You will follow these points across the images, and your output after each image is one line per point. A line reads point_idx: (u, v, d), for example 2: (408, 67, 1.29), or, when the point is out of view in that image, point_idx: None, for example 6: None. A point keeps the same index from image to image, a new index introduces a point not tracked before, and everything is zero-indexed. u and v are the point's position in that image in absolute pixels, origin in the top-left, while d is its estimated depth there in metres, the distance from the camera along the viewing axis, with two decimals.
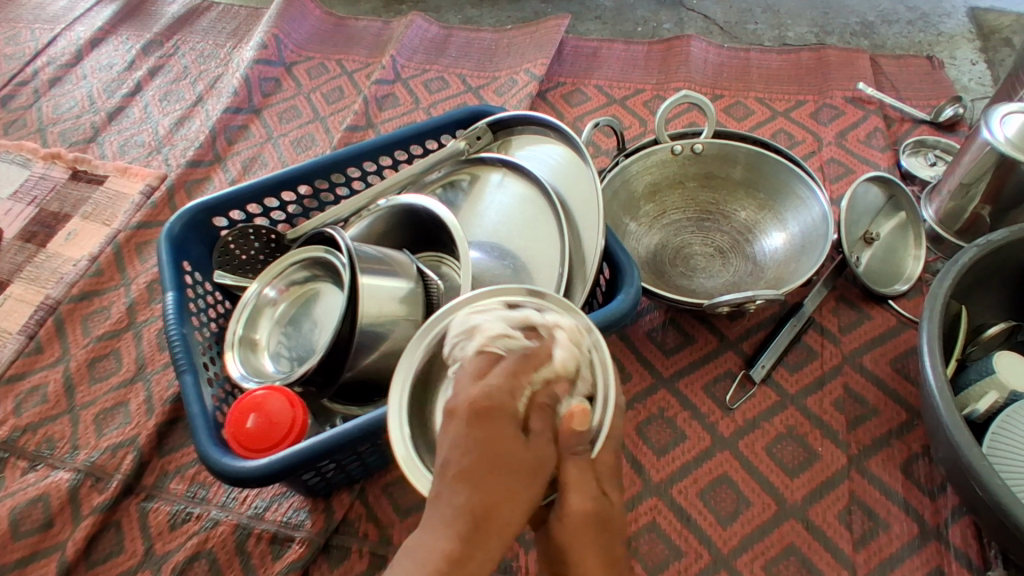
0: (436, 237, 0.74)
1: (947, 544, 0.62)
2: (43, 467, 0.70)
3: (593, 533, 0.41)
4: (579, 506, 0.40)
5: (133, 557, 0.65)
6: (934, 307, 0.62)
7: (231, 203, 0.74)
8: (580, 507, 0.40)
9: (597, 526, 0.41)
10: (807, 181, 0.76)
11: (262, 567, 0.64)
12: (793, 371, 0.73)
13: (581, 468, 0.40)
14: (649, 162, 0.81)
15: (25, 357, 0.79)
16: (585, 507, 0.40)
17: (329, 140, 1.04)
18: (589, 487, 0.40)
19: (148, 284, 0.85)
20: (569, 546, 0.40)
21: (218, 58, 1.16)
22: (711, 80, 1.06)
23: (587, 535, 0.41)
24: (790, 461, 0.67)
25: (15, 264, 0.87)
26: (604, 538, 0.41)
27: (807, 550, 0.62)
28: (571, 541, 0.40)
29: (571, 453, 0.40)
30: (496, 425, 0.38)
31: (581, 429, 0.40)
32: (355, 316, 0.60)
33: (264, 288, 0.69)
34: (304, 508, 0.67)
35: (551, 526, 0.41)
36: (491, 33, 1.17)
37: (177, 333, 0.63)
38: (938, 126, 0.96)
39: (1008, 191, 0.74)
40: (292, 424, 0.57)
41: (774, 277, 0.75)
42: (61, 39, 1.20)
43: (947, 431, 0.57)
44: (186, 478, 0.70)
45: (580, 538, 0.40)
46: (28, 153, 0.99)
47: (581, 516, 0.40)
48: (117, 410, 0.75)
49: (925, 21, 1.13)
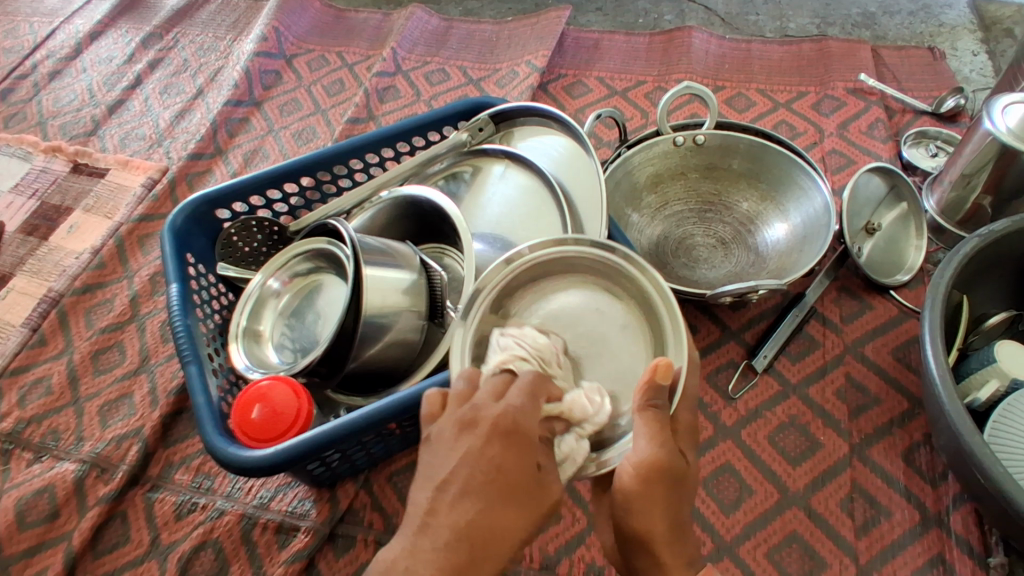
0: (439, 228, 0.74)
1: (949, 531, 0.62)
2: (48, 458, 0.71)
3: (661, 488, 0.42)
4: (647, 459, 0.41)
5: (139, 547, 0.65)
6: (935, 296, 0.63)
7: (233, 195, 0.75)
8: (650, 460, 0.41)
9: (660, 483, 0.41)
10: (809, 171, 0.76)
11: (268, 557, 0.64)
12: (795, 361, 0.74)
13: (658, 420, 0.42)
14: (651, 154, 0.81)
15: (28, 349, 0.79)
16: (659, 461, 0.41)
17: (330, 133, 1.04)
18: (662, 438, 0.41)
19: (150, 276, 0.86)
20: (638, 498, 0.42)
21: (218, 51, 1.16)
22: (712, 71, 1.06)
23: (658, 491, 0.42)
24: (793, 450, 0.68)
25: (17, 257, 0.88)
26: (672, 494, 0.42)
27: (809, 538, 0.62)
28: (640, 497, 0.42)
29: (650, 404, 0.42)
30: (516, 450, 0.39)
31: (665, 382, 0.42)
32: (358, 307, 0.60)
33: (268, 279, 0.70)
34: (310, 498, 0.67)
35: (621, 479, 0.42)
36: (491, 25, 1.17)
37: (181, 324, 0.63)
38: (940, 117, 0.96)
39: (1009, 181, 0.74)
40: (297, 415, 0.57)
41: (776, 268, 0.75)
42: (61, 32, 1.20)
43: (949, 420, 0.57)
44: (191, 469, 0.70)
45: (646, 490, 0.41)
46: (29, 146, 0.99)
47: (651, 470, 0.41)
48: (121, 402, 0.75)
49: (926, 12, 1.12)
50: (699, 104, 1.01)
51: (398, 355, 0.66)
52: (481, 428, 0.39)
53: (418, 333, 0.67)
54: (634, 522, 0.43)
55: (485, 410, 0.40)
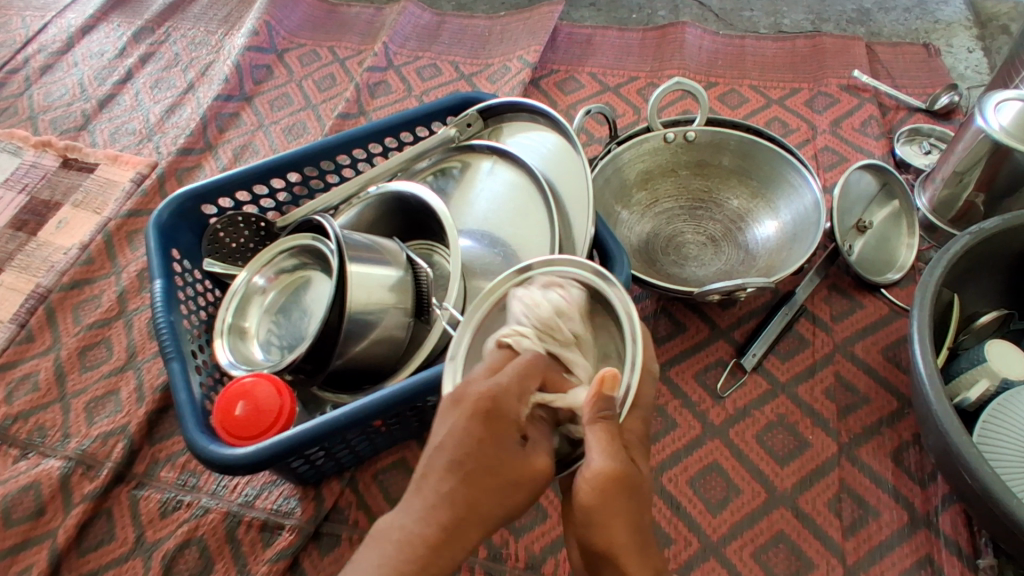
0: (427, 225, 0.74)
1: (937, 532, 0.62)
2: (34, 455, 0.70)
3: (622, 499, 0.38)
4: (605, 468, 0.38)
5: (124, 545, 0.65)
6: (924, 295, 0.62)
7: (220, 191, 0.74)
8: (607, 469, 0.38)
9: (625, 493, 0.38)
10: (799, 168, 0.75)
11: (252, 555, 0.64)
12: (784, 359, 0.73)
13: (608, 430, 0.39)
14: (640, 150, 0.81)
15: (15, 345, 0.79)
16: (615, 471, 0.38)
17: (321, 128, 1.03)
18: (614, 448, 0.38)
19: (139, 272, 0.85)
20: (594, 513, 0.38)
21: (210, 45, 1.15)
22: (706, 67, 1.05)
23: (617, 504, 0.38)
24: (781, 449, 0.67)
25: (5, 253, 0.87)
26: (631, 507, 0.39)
27: (796, 538, 0.62)
28: (599, 509, 0.38)
29: (600, 416, 0.39)
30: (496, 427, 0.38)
31: (613, 392, 0.39)
32: (343, 304, 0.60)
33: (254, 276, 0.69)
34: (295, 496, 0.67)
35: (576, 497, 0.39)
36: (484, 20, 1.16)
37: (165, 320, 0.63)
38: (933, 114, 0.95)
39: (1002, 179, 0.74)
40: (279, 413, 0.57)
41: (766, 265, 0.75)
42: (52, 26, 1.19)
43: (937, 420, 0.57)
44: (177, 466, 0.70)
45: (609, 500, 0.38)
46: (18, 141, 0.99)
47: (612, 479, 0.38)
48: (108, 399, 0.74)
49: (921, 8, 1.11)
50: (690, 102, 1.00)
51: (385, 352, 0.66)
52: (465, 404, 0.39)
53: (404, 330, 0.66)
54: (595, 539, 0.39)
55: (471, 386, 0.40)
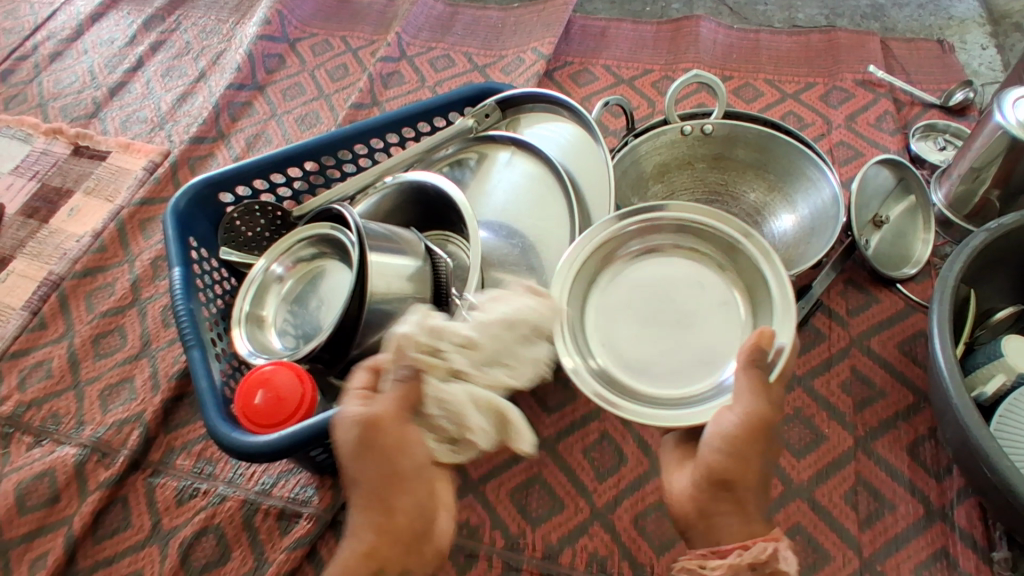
0: (444, 215, 0.73)
1: (953, 525, 0.62)
2: (48, 442, 0.70)
3: (757, 444, 0.47)
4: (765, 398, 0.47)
5: (140, 532, 0.65)
6: (943, 290, 0.62)
7: (236, 179, 0.74)
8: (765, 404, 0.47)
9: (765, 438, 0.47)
10: (817, 162, 0.74)
11: (270, 543, 0.64)
12: (801, 353, 0.73)
13: (758, 377, 0.47)
14: (658, 143, 0.80)
15: (28, 332, 0.78)
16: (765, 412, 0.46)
17: (333, 118, 1.03)
18: (764, 394, 0.47)
19: (152, 261, 0.85)
20: (738, 446, 0.46)
21: (221, 33, 1.14)
22: (720, 61, 1.05)
23: (756, 446, 0.47)
24: (797, 442, 0.67)
25: (17, 240, 0.87)
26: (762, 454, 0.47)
27: (812, 530, 0.62)
28: (744, 446, 0.46)
29: (753, 362, 0.48)
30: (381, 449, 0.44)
31: (767, 346, 0.48)
32: (364, 294, 0.60)
33: (272, 264, 0.69)
34: (312, 485, 0.66)
35: (723, 426, 0.47)
36: (497, 11, 1.16)
37: (184, 308, 0.62)
38: (948, 110, 0.95)
39: (1019, 174, 0.74)
40: (302, 400, 0.56)
41: (783, 259, 0.75)
42: (62, 14, 1.18)
43: (956, 413, 0.57)
44: (193, 454, 0.70)
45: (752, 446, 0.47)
46: (29, 128, 0.98)
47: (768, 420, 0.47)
48: (122, 386, 0.74)
49: (936, 4, 1.11)
50: (702, 96, 1.00)
51: None
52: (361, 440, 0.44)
53: None
54: (728, 469, 0.47)
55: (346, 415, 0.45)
